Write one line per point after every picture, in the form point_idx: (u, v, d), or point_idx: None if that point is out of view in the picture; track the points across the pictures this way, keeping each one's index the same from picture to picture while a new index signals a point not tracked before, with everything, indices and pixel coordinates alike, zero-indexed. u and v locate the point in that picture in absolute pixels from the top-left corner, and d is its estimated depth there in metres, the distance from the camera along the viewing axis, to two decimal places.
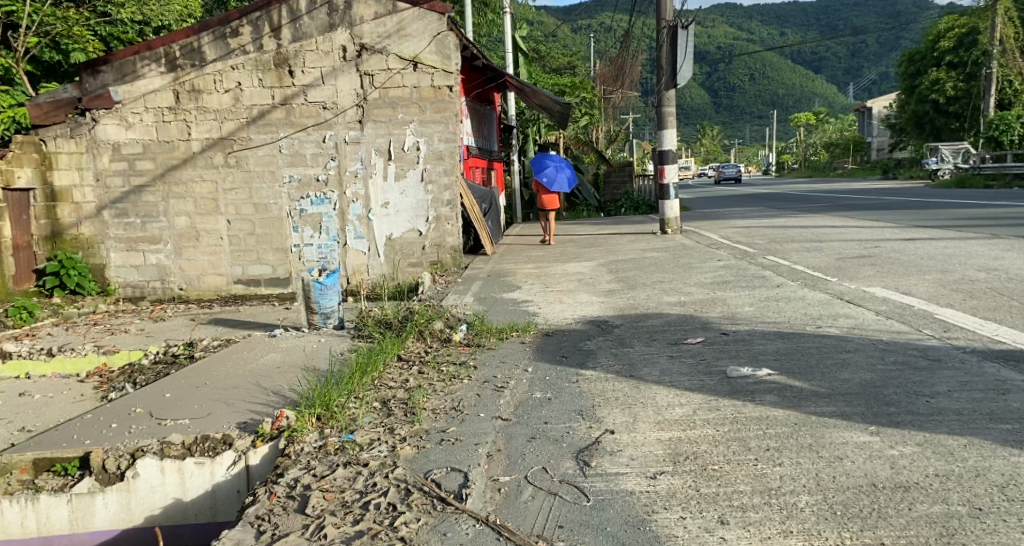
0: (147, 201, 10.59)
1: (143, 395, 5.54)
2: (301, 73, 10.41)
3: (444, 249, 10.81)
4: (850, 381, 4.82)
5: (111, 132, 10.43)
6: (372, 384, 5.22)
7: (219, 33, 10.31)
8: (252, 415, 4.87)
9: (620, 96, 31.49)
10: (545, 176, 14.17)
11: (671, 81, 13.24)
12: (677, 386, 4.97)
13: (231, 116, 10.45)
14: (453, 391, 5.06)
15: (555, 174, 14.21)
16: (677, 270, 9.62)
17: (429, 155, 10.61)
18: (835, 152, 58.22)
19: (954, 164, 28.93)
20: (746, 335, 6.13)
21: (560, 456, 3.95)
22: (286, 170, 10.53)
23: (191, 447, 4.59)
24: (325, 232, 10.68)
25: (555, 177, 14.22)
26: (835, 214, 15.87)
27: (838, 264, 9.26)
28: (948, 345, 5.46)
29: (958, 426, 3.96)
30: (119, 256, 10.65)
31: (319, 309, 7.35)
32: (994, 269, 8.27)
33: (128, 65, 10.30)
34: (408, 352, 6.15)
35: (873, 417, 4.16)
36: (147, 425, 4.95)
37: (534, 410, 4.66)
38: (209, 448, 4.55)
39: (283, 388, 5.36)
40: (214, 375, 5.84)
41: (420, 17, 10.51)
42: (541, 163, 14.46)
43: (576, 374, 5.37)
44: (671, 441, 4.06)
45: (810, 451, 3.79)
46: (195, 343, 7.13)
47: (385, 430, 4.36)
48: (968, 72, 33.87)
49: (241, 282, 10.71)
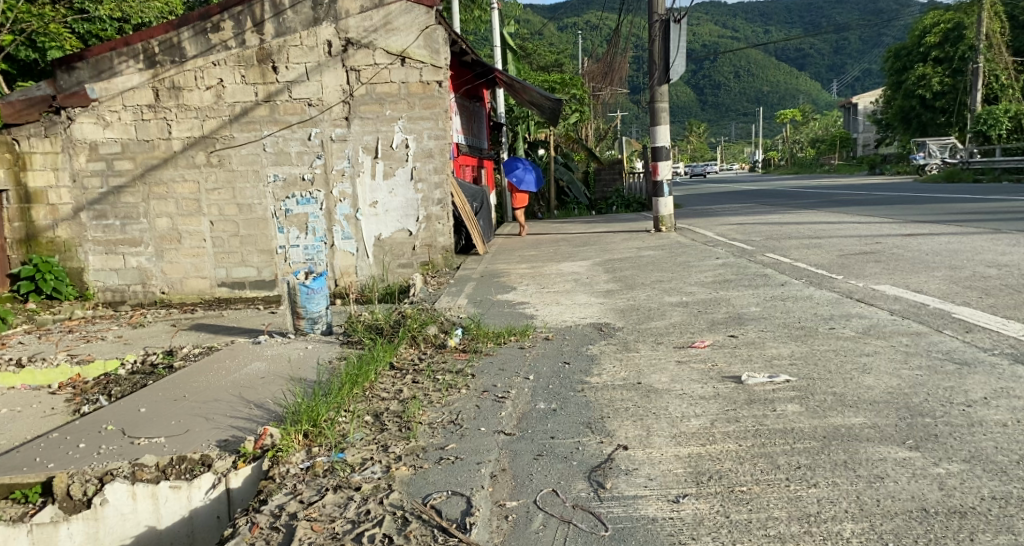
0: (127, 202, 10.18)
1: (116, 410, 5.15)
2: (285, 69, 10.02)
3: (435, 250, 10.40)
4: (875, 389, 4.50)
5: (88, 130, 10.02)
6: (363, 396, 4.85)
7: (200, 28, 9.90)
8: (234, 432, 4.47)
9: (610, 94, 31.06)
10: (514, 175, 14.04)
11: (664, 77, 12.92)
12: (690, 395, 4.64)
13: (213, 114, 10.07)
14: (451, 402, 4.70)
15: (524, 174, 14.08)
16: (676, 269, 9.29)
17: (418, 153, 10.20)
18: (823, 148, 58.05)
19: (942, 160, 28.82)
20: (757, 337, 5.81)
21: (572, 477, 3.61)
22: (270, 168, 10.15)
23: (166, 470, 4.19)
24: (311, 233, 10.30)
25: (524, 177, 14.07)
26: (831, 209, 15.55)
27: (842, 261, 8.96)
28: (973, 347, 5.16)
29: (1005, 440, 3.68)
30: (98, 259, 10.24)
31: (305, 314, 6.97)
32: (1004, 266, 7.98)
33: (104, 61, 9.90)
34: (401, 360, 5.81)
35: (907, 429, 3.88)
36: (119, 445, 4.55)
37: (539, 423, 4.31)
38: (186, 470, 4.15)
39: (268, 400, 4.95)
40: (193, 388, 5.42)
41: (408, 10, 10.09)
42: (511, 164, 14.27)
43: (581, 382, 5.02)
44: (690, 458, 3.73)
45: (846, 470, 3.50)
46: (175, 352, 6.73)
47: (379, 447, 3.99)
48: (954, 67, 33.63)
49: (225, 285, 10.32)
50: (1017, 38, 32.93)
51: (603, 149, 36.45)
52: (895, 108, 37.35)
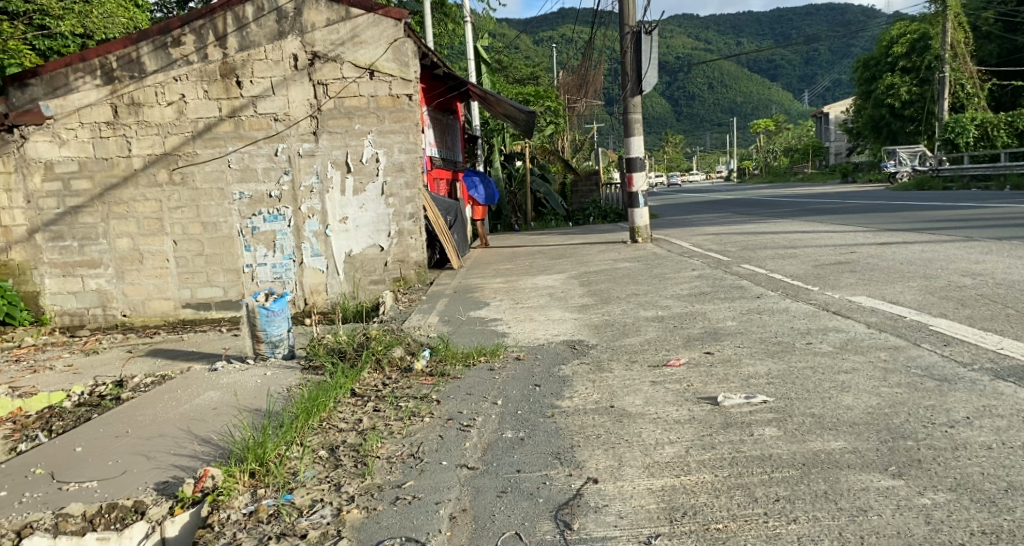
0: (84, 222, 9.86)
1: (49, 450, 4.84)
2: (249, 83, 9.75)
3: (408, 265, 10.13)
4: (855, 408, 4.31)
5: (43, 149, 9.70)
6: (319, 426, 4.60)
7: (160, 42, 9.61)
8: (173, 473, 4.20)
9: (584, 106, 30.72)
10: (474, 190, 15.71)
11: (636, 89, 12.75)
12: (665, 419, 4.42)
13: (175, 130, 9.77)
14: (412, 433, 4.45)
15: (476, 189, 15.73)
16: (652, 282, 9.09)
17: (389, 167, 9.94)
18: (796, 157, 58.48)
19: (912, 167, 28.99)
20: (733, 354, 5.61)
21: (536, 517, 3.42)
22: (235, 186, 9.86)
23: (93, 520, 3.89)
24: (279, 251, 10.01)
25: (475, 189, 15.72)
26: (805, 218, 15.45)
27: (817, 271, 8.82)
28: (952, 362, 4.98)
29: (991, 465, 3.53)
30: (54, 282, 9.95)
31: (265, 338, 6.69)
32: (979, 274, 7.87)
33: (59, 78, 9.58)
34: (363, 386, 5.53)
35: (889, 454, 3.70)
36: (46, 491, 4.24)
37: (505, 454, 4.07)
38: (115, 520, 3.86)
39: (215, 435, 4.68)
40: (137, 422, 5.13)
41: (376, 22, 9.84)
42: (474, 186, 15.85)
43: (551, 407, 4.78)
44: (664, 492, 3.54)
45: (827, 502, 3.35)
46: (126, 382, 6.42)
47: (331, 487, 3.79)
48: (922, 77, 33.94)
49: (190, 306, 9.99)
50: (981, 48, 33.30)
51: (581, 160, 36.29)
52: (865, 118, 37.64)
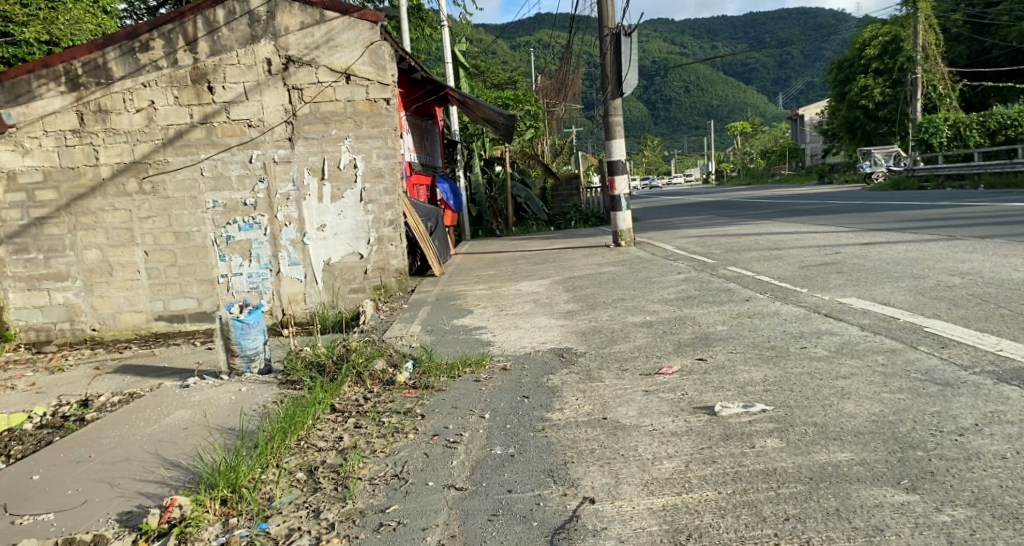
0: (50, 234, 9.52)
1: (5, 480, 4.54)
2: (221, 89, 9.45)
3: (388, 273, 9.86)
4: (858, 417, 4.12)
5: (5, 159, 9.37)
6: (296, 447, 4.35)
7: (127, 47, 9.30)
8: (139, 502, 3.92)
9: (561, 110, 30.60)
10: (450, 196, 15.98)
11: (617, 91, 12.55)
12: (661, 431, 4.20)
13: (144, 137, 9.44)
14: (395, 451, 4.20)
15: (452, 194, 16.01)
16: (637, 286, 8.89)
17: (368, 173, 9.69)
18: (773, 159, 58.67)
19: (887, 167, 29.03)
20: (727, 360, 5.40)
21: (530, 542, 3.20)
22: (208, 194, 9.55)
23: None
24: (255, 260, 9.70)
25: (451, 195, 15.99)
26: (787, 220, 15.33)
27: (804, 273, 8.66)
28: (952, 366, 4.81)
29: (1008, 475, 3.35)
30: (19, 296, 9.61)
31: (240, 352, 6.39)
32: (967, 274, 7.74)
33: (22, 84, 9.23)
34: (343, 401, 5.28)
35: (900, 466, 3.51)
36: None
37: (495, 473, 3.84)
38: None
39: (183, 458, 4.40)
40: (102, 446, 4.84)
41: (351, 25, 9.59)
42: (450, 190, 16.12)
43: (541, 420, 4.55)
44: (665, 512, 3.33)
45: (841, 521, 3.15)
46: (91, 402, 6.12)
47: (310, 514, 3.57)
48: (894, 78, 34.13)
49: (163, 318, 9.65)
50: (951, 49, 33.59)
51: (559, 164, 36.11)
52: (840, 119, 37.77)
